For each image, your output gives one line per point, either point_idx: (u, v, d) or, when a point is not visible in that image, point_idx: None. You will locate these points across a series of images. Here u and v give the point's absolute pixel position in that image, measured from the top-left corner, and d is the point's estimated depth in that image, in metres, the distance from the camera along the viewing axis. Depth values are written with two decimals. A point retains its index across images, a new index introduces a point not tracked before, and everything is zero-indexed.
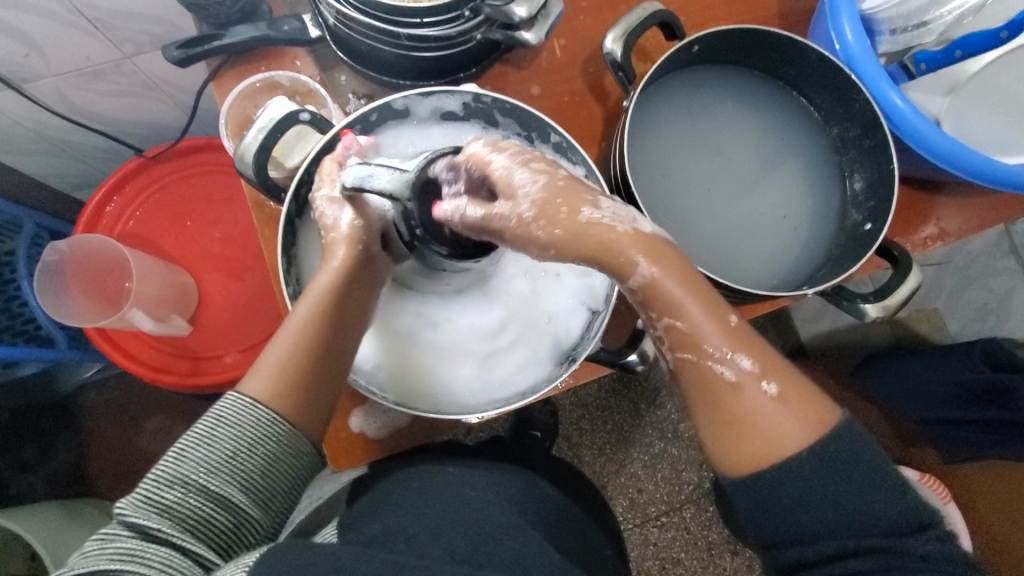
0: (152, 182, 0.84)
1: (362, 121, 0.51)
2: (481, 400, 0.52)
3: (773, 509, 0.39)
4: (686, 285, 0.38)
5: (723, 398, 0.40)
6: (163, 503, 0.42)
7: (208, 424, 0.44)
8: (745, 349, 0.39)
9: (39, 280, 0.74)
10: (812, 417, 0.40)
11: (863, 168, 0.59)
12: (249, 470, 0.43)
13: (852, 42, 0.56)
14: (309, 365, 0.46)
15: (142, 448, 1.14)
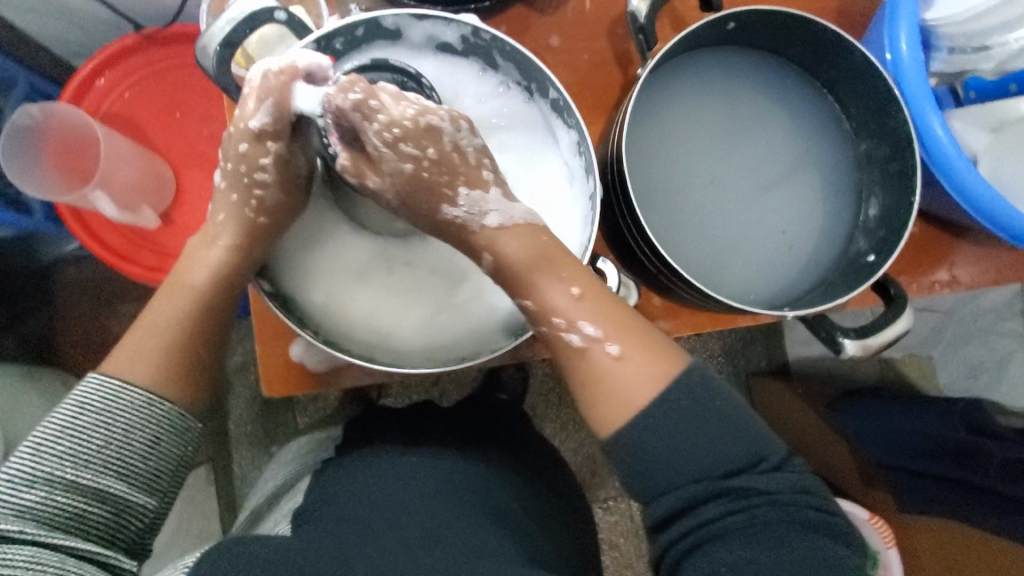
0: (146, 64, 0.80)
1: (345, 35, 0.45)
2: (420, 355, 0.49)
3: (639, 462, 0.41)
4: (531, 262, 0.43)
5: (572, 363, 0.43)
6: (19, 506, 0.37)
7: (63, 414, 0.40)
8: (587, 315, 0.42)
9: (6, 144, 0.71)
10: (656, 366, 0.41)
11: (882, 195, 0.54)
12: (128, 455, 0.40)
13: (905, 53, 0.51)
14: (190, 332, 0.45)
15: (113, 332, 1.14)
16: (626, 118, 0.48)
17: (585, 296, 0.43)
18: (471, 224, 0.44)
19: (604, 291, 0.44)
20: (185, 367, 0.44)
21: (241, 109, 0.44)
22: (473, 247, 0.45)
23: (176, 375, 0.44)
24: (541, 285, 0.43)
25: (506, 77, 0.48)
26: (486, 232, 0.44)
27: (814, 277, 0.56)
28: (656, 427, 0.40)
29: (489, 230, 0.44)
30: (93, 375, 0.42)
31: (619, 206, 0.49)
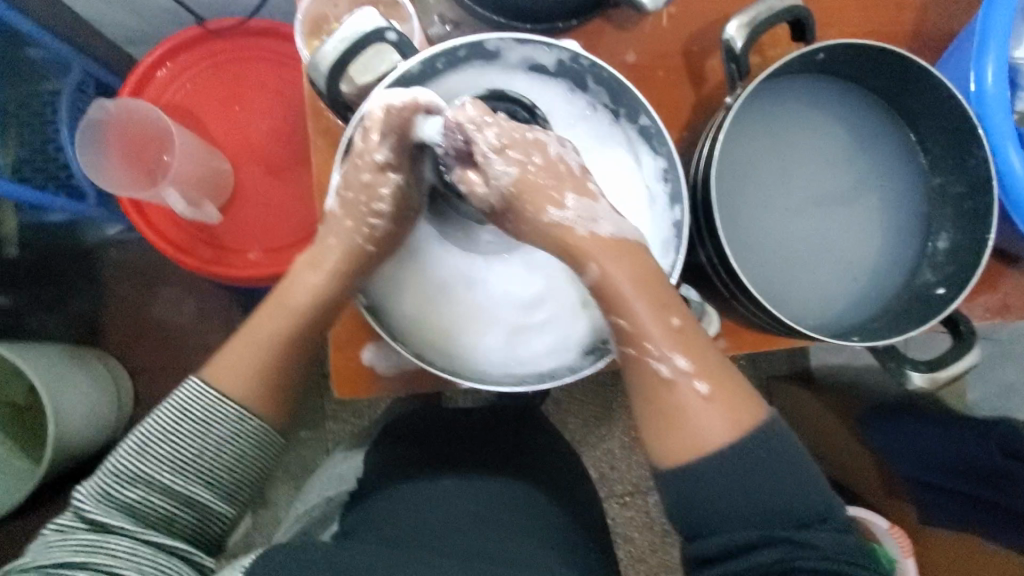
0: (209, 56, 0.81)
1: (449, 55, 0.47)
2: (500, 372, 0.50)
3: (695, 498, 0.44)
4: (636, 286, 0.46)
5: (657, 392, 0.46)
6: (126, 500, 0.46)
7: (168, 418, 0.47)
8: (681, 350, 0.45)
9: (82, 133, 0.72)
10: (734, 419, 0.44)
11: (953, 229, 0.55)
12: (214, 468, 0.48)
13: (990, 87, 0.51)
14: (280, 349, 0.51)
15: (152, 313, 1.16)
16: (718, 143, 0.48)
17: (681, 330, 0.46)
18: (580, 227, 0.47)
19: (699, 330, 0.47)
20: (272, 382, 0.50)
21: (364, 143, 0.48)
22: (579, 256, 0.47)
23: (265, 391, 0.50)
24: (643, 311, 0.45)
25: (593, 99, 0.50)
26: (596, 246, 0.47)
27: (878, 305, 0.57)
28: (718, 466, 0.43)
29: (599, 239, 0.47)
30: (194, 382, 0.49)
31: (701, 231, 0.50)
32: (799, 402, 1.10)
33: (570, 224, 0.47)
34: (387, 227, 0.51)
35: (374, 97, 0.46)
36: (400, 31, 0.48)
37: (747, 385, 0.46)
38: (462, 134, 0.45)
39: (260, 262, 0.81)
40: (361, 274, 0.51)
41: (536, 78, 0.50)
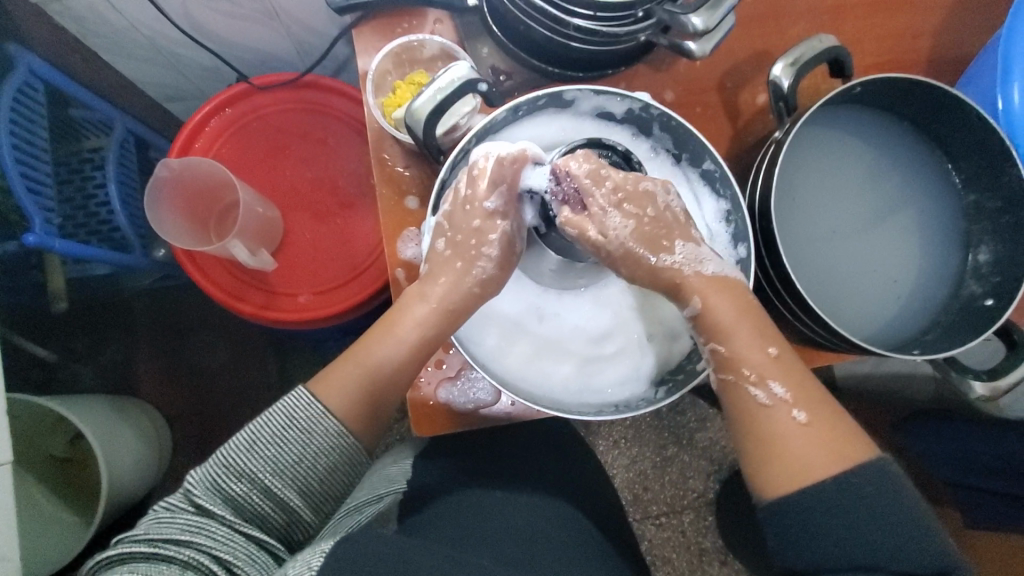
0: (254, 110, 0.84)
1: (529, 103, 0.54)
2: (577, 400, 0.53)
3: (795, 531, 0.44)
4: (734, 314, 0.50)
5: (756, 418, 0.49)
6: (229, 492, 0.48)
7: (278, 420, 0.50)
8: (778, 377, 0.49)
9: (148, 198, 0.74)
10: (841, 448, 0.45)
11: (992, 242, 0.58)
12: (309, 477, 0.50)
13: (1016, 102, 0.55)
14: (383, 374, 0.54)
15: (185, 359, 1.17)
16: (769, 174, 0.52)
17: (778, 360, 0.50)
18: (688, 269, 0.52)
19: (795, 362, 0.50)
20: (372, 405, 0.54)
21: (473, 190, 0.53)
22: (682, 289, 0.52)
23: (365, 414, 0.53)
24: (741, 338, 0.50)
25: (656, 143, 0.57)
26: (697, 281, 0.52)
27: (925, 318, 0.60)
28: (822, 503, 0.43)
29: (704, 277, 0.52)
30: (303, 391, 0.52)
31: (761, 261, 0.54)
32: None
33: (679, 266, 0.52)
34: (492, 269, 0.55)
35: (479, 146, 0.53)
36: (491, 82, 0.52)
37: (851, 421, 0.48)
38: (573, 182, 0.51)
39: (310, 305, 0.83)
40: (456, 308, 0.55)
41: (603, 123, 0.58)
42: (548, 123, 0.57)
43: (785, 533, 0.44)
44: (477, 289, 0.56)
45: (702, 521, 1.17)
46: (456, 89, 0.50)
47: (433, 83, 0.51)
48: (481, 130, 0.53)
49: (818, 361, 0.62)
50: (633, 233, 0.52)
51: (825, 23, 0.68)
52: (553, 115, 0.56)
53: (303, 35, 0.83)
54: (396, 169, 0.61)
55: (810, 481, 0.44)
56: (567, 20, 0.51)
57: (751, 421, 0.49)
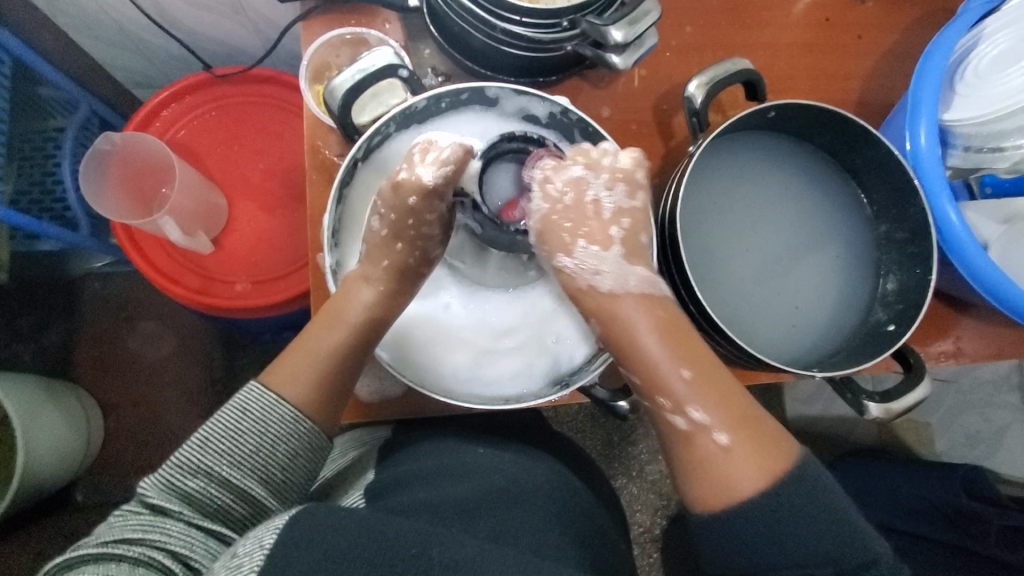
0: (213, 99, 0.85)
1: (453, 96, 0.55)
2: (466, 389, 0.54)
3: (727, 546, 0.45)
4: (649, 335, 0.50)
5: (682, 444, 0.49)
6: (185, 489, 0.45)
7: (231, 416, 0.47)
8: (697, 402, 0.48)
9: (86, 164, 0.78)
10: (766, 462, 0.46)
11: (899, 272, 0.59)
12: (270, 464, 0.47)
13: (924, 146, 0.56)
14: (332, 363, 0.52)
15: (127, 348, 1.13)
16: (682, 184, 0.53)
17: (693, 381, 0.49)
18: (579, 277, 0.53)
19: (715, 378, 0.50)
20: (327, 389, 0.51)
21: (407, 166, 0.52)
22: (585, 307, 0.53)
23: (320, 397, 0.51)
24: (657, 362, 0.50)
25: None
26: (591, 299, 0.53)
27: (835, 341, 0.61)
28: (750, 517, 0.44)
29: (596, 291, 0.53)
30: (255, 385, 0.49)
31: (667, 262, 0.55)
32: None
33: (572, 271, 0.53)
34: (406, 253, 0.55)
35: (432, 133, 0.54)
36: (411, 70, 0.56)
37: (778, 431, 0.48)
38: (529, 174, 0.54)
39: (247, 294, 0.82)
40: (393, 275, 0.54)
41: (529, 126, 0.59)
42: (473, 118, 0.58)
43: (713, 543, 0.45)
44: (392, 285, 0.54)
45: (647, 557, 1.12)
46: (376, 71, 0.53)
47: (355, 65, 0.54)
48: (399, 114, 0.55)
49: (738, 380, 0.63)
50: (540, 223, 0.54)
51: (760, 59, 0.70)
52: (481, 113, 0.58)
53: (269, 31, 0.85)
54: (328, 156, 0.61)
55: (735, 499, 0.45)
56: (495, 23, 0.54)
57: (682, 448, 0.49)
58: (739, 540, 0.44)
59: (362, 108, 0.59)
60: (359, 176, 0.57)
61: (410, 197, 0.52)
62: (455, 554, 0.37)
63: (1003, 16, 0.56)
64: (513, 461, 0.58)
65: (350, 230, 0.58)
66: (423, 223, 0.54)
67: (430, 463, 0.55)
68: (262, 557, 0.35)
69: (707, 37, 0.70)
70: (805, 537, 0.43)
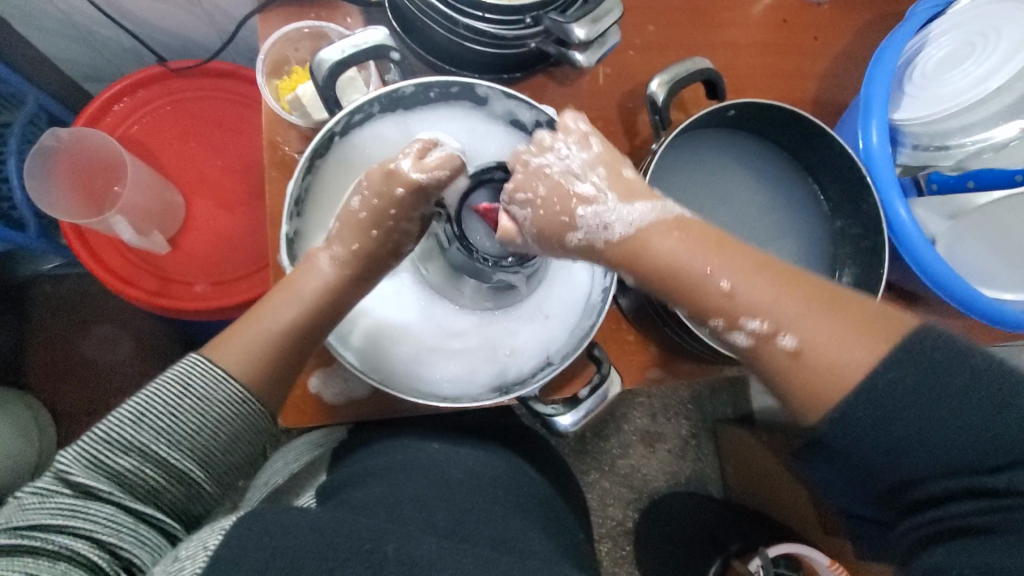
0: (170, 93, 0.82)
1: (442, 88, 0.54)
2: (411, 386, 0.54)
3: (866, 449, 0.37)
4: (688, 251, 0.46)
5: (760, 358, 0.43)
6: (114, 468, 0.42)
7: (169, 391, 0.43)
8: (756, 308, 0.43)
9: (31, 162, 0.74)
10: (861, 343, 0.39)
11: (854, 266, 0.61)
12: (211, 446, 0.44)
13: (875, 145, 0.57)
14: (285, 343, 0.48)
15: (81, 353, 1.09)
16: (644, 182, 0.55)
17: (749, 290, 0.44)
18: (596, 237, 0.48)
19: (780, 274, 0.44)
20: (276, 370, 0.48)
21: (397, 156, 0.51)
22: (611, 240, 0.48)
23: (270, 377, 0.47)
24: (697, 282, 0.45)
25: None
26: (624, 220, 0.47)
27: None
28: (872, 414, 0.37)
29: (614, 242, 0.48)
30: (196, 358, 0.45)
31: None
32: (736, 440, 1.11)
33: (587, 231, 0.48)
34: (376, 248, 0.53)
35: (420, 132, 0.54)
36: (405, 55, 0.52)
37: (871, 311, 0.40)
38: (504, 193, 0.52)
39: (207, 295, 0.80)
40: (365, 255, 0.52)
41: (514, 131, 0.59)
42: (460, 115, 0.58)
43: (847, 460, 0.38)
44: (352, 273, 0.51)
45: (619, 551, 1.13)
46: (368, 51, 0.50)
47: (347, 40, 0.51)
48: (385, 96, 0.53)
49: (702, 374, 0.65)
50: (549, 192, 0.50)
51: (721, 59, 0.71)
52: (469, 110, 0.57)
53: (226, 24, 0.83)
54: (288, 153, 0.60)
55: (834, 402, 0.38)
56: (458, 19, 0.53)
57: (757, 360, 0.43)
58: (866, 449, 0.37)
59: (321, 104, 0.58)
60: (331, 157, 0.55)
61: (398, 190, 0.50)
62: (411, 549, 0.36)
63: (949, 19, 0.58)
64: (475, 458, 0.57)
65: (320, 204, 0.56)
66: (404, 218, 0.52)
67: (385, 460, 0.53)
68: (205, 558, 0.34)
69: (669, 36, 0.70)
70: (949, 428, 0.36)
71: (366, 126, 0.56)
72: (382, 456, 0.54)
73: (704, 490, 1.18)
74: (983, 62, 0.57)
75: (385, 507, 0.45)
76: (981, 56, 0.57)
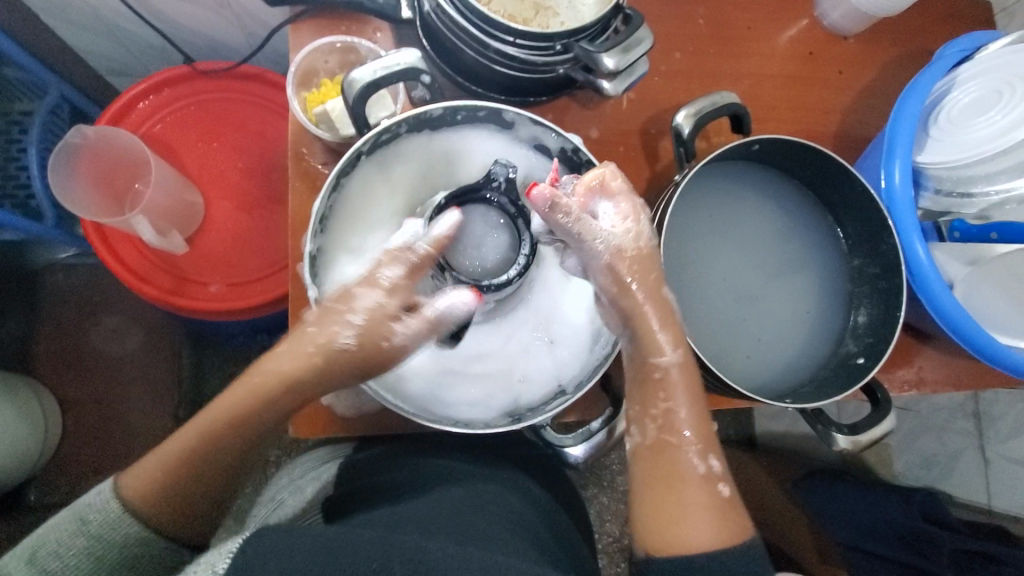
0: (196, 94, 0.83)
1: (469, 111, 0.55)
2: (429, 407, 0.55)
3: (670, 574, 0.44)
4: (686, 377, 0.50)
5: (675, 488, 0.47)
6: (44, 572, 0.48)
7: (79, 519, 0.48)
8: (716, 454, 0.49)
9: (55, 157, 0.75)
10: (728, 529, 0.46)
11: (870, 305, 0.61)
12: (120, 560, 0.49)
13: (898, 186, 0.57)
14: (194, 471, 0.49)
15: (90, 343, 1.09)
16: (666, 214, 0.55)
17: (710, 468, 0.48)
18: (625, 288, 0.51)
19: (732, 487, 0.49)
20: (218, 472, 0.51)
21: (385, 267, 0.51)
22: (655, 340, 0.50)
23: (173, 515, 0.50)
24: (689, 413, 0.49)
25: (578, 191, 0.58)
26: (669, 332, 0.51)
27: (806, 370, 0.62)
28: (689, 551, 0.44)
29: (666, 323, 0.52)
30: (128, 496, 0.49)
31: None
32: None
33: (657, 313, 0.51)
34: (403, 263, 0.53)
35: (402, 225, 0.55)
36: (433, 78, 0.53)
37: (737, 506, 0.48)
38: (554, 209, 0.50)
39: (221, 296, 0.80)
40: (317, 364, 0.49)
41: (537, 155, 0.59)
42: (485, 137, 0.58)
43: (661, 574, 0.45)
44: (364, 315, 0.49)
45: (614, 567, 1.13)
46: (398, 74, 0.51)
47: (377, 62, 0.51)
48: (413, 118, 0.54)
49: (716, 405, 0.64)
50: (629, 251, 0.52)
51: (745, 89, 0.72)
52: (493, 132, 0.58)
53: (253, 27, 0.84)
54: (312, 163, 0.60)
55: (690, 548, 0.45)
56: (488, 42, 0.54)
57: (661, 466, 0.48)
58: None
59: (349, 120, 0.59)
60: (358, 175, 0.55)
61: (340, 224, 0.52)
62: (420, 562, 0.37)
63: (976, 64, 0.58)
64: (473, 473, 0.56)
65: (341, 221, 0.55)
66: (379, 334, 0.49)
67: (392, 476, 0.54)
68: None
69: (695, 65, 0.71)
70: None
71: (394, 144, 0.56)
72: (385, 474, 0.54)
73: None
74: (1009, 111, 0.57)
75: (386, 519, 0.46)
76: (1006, 105, 0.57)
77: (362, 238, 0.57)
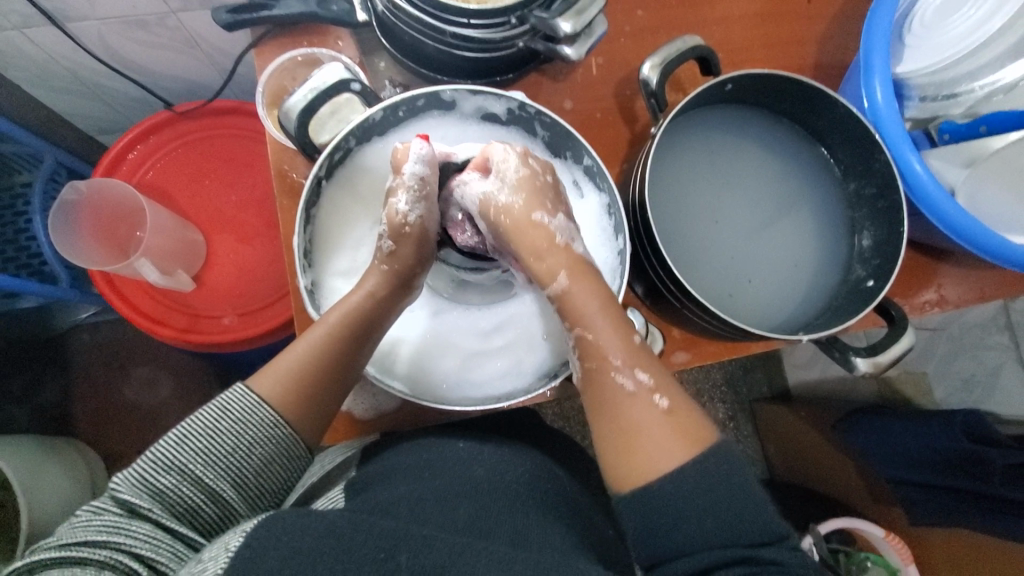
0: (179, 136, 0.85)
1: (410, 104, 0.55)
2: (458, 394, 0.55)
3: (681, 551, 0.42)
4: (599, 306, 0.48)
5: (620, 409, 0.46)
6: (156, 487, 0.43)
7: (211, 415, 0.46)
8: (647, 367, 0.47)
9: (55, 218, 0.78)
10: (688, 436, 0.44)
11: (873, 226, 0.60)
12: (243, 468, 0.45)
13: (881, 102, 0.56)
14: (326, 356, 0.50)
15: (124, 395, 1.12)
16: (647, 168, 0.53)
17: (653, 386, 0.46)
18: (500, 208, 0.51)
19: (680, 396, 0.46)
20: (315, 411, 0.49)
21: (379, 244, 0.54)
22: (543, 270, 0.50)
23: (302, 401, 0.48)
24: (606, 334, 0.47)
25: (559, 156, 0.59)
26: (556, 258, 0.50)
27: (820, 302, 0.61)
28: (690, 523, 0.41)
29: (570, 255, 0.50)
30: (241, 386, 0.48)
31: (646, 251, 0.54)
32: (774, 417, 1.13)
33: (555, 231, 0.51)
34: (406, 257, 0.53)
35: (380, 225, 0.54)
36: (363, 82, 0.55)
37: (692, 412, 0.46)
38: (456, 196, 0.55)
39: (233, 327, 0.82)
40: (334, 387, 0.50)
41: (490, 124, 0.59)
42: (433, 124, 0.59)
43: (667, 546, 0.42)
44: (382, 310, 0.52)
45: None
46: (327, 87, 0.53)
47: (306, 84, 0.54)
48: (358, 127, 0.54)
49: (732, 353, 0.64)
50: (522, 179, 0.51)
51: (714, 35, 0.71)
52: (440, 117, 0.58)
53: (226, 63, 0.85)
54: (295, 178, 0.61)
55: (655, 472, 0.43)
56: (442, 27, 0.54)
57: (597, 392, 0.47)
58: None
59: (322, 126, 0.59)
60: (335, 187, 0.57)
61: (367, 280, 0.53)
62: (428, 555, 0.37)
63: None
64: (498, 454, 0.57)
65: (323, 242, 0.57)
66: (364, 343, 0.52)
67: (413, 459, 0.54)
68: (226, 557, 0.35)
69: (659, 18, 0.70)
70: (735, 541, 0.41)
71: (350, 160, 0.57)
72: (404, 462, 0.54)
73: (748, 472, 1.18)
74: (980, 5, 0.56)
75: (407, 508, 0.46)
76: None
77: (351, 257, 0.59)
